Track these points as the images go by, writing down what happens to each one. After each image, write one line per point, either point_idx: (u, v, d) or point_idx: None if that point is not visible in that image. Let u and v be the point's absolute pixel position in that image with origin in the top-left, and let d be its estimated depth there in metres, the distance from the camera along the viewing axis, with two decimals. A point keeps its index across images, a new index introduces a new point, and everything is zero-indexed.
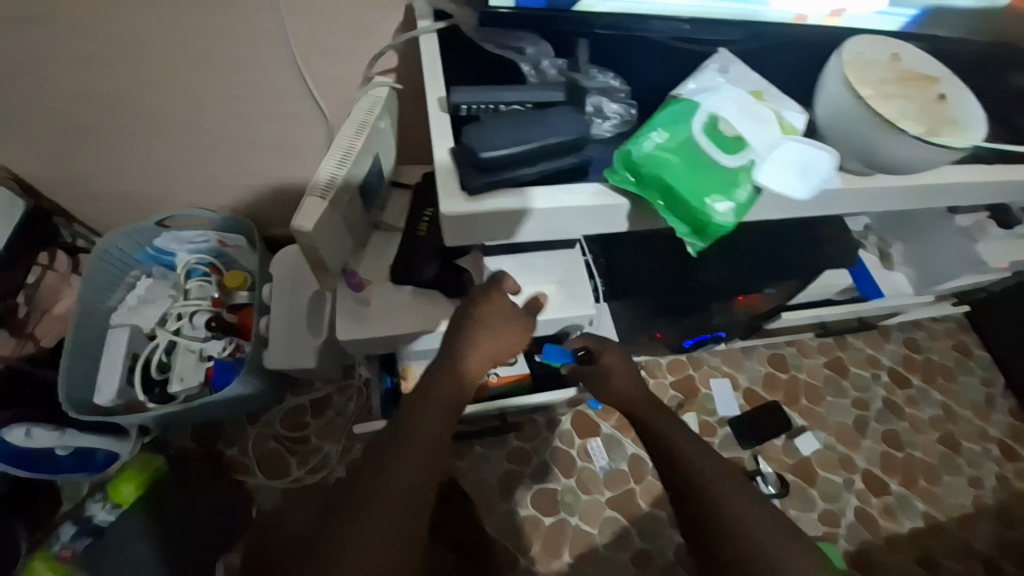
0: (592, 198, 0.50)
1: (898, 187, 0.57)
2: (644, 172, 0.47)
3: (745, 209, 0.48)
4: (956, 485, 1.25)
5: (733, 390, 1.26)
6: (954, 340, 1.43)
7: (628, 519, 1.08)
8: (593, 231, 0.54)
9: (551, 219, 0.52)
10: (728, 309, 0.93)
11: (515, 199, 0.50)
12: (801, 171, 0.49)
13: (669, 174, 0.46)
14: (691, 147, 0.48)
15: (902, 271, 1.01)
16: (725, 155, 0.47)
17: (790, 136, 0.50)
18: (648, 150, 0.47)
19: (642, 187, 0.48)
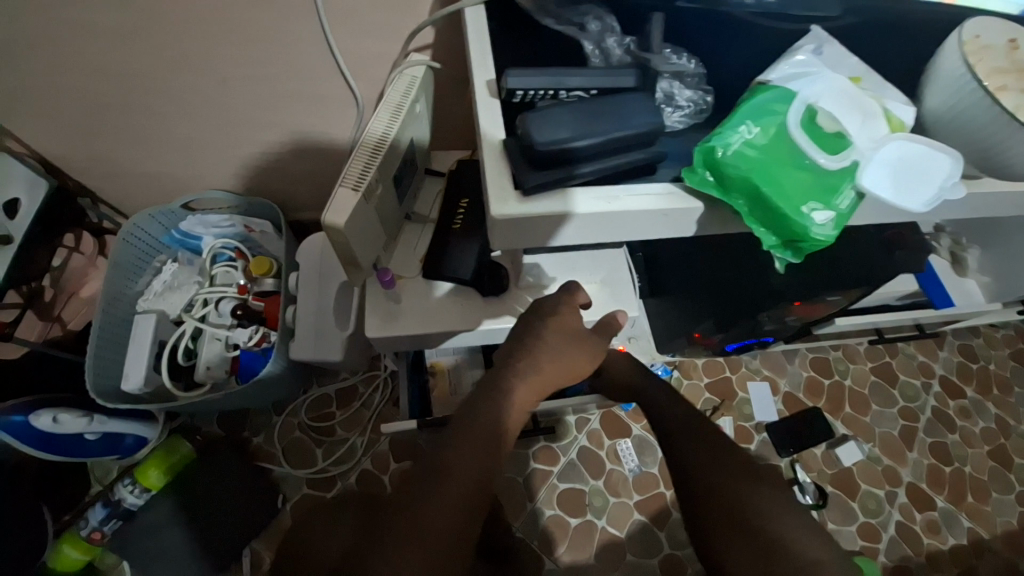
0: (664, 199, 0.44)
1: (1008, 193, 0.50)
2: (730, 174, 0.41)
3: (844, 220, 0.42)
4: (1008, 503, 1.18)
5: (771, 395, 1.20)
6: (1012, 349, 1.34)
7: (657, 523, 1.05)
8: (657, 235, 0.48)
9: (613, 224, 0.46)
10: (780, 315, 0.87)
11: (575, 201, 0.44)
12: (911, 175, 0.42)
13: (762, 178, 0.40)
14: (784, 145, 0.41)
15: (976, 278, 0.93)
16: (828, 156, 0.41)
17: (904, 136, 0.42)
18: (737, 148, 0.40)
19: (725, 191, 0.42)
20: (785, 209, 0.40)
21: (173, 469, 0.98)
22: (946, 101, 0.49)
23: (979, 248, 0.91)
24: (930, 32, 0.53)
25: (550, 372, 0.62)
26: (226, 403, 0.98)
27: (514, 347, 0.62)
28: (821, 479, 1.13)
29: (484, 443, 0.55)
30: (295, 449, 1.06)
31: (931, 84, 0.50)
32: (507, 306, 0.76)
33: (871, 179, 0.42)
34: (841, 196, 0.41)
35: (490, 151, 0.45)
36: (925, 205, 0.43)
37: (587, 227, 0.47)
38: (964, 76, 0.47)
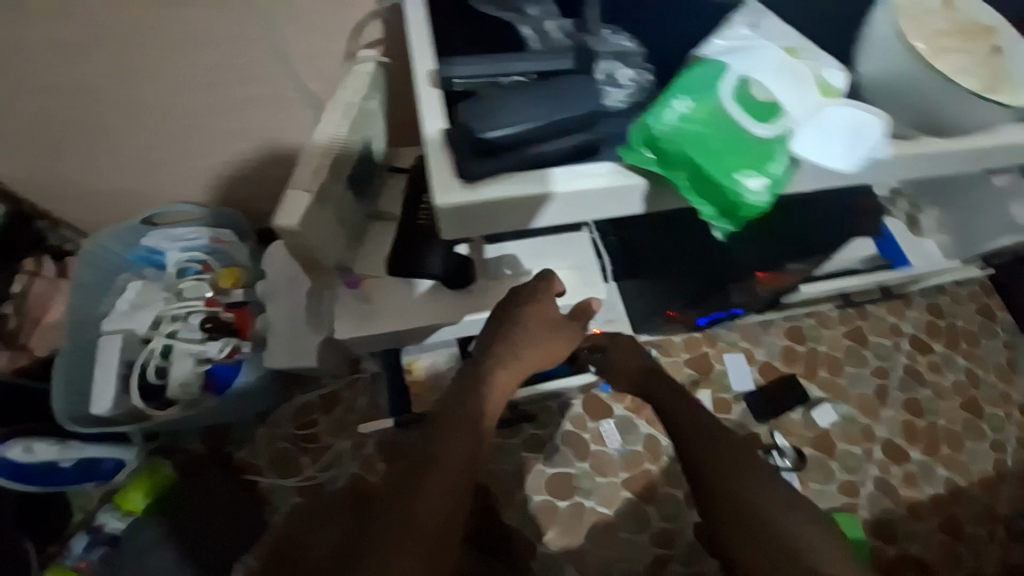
0: (612, 178, 0.44)
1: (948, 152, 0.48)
2: (667, 148, 0.41)
3: (780, 187, 0.42)
4: (980, 451, 1.22)
5: (748, 366, 1.23)
6: (978, 303, 1.38)
7: (646, 499, 1.07)
8: (607, 216, 0.48)
9: (565, 206, 0.46)
10: (748, 286, 0.88)
11: (523, 185, 0.44)
12: (843, 138, 0.43)
13: (697, 150, 0.40)
14: (719, 116, 0.42)
15: (935, 239, 0.95)
16: (760, 125, 0.41)
17: (833, 100, 0.43)
18: (672, 123, 0.41)
19: (663, 166, 0.42)
20: (720, 179, 0.40)
21: (155, 490, 0.96)
22: (880, 64, 0.51)
23: (936, 208, 0.94)
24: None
25: (525, 363, 0.67)
26: (208, 419, 0.97)
27: (500, 337, 0.67)
28: (801, 442, 1.16)
29: (466, 440, 0.58)
30: (282, 458, 1.06)
31: (865, 49, 0.52)
32: (478, 298, 0.77)
33: (804, 145, 0.42)
34: (776, 164, 0.41)
35: (432, 140, 0.45)
36: (857, 165, 0.44)
37: (535, 213, 0.47)
38: (892, 40, 0.49)
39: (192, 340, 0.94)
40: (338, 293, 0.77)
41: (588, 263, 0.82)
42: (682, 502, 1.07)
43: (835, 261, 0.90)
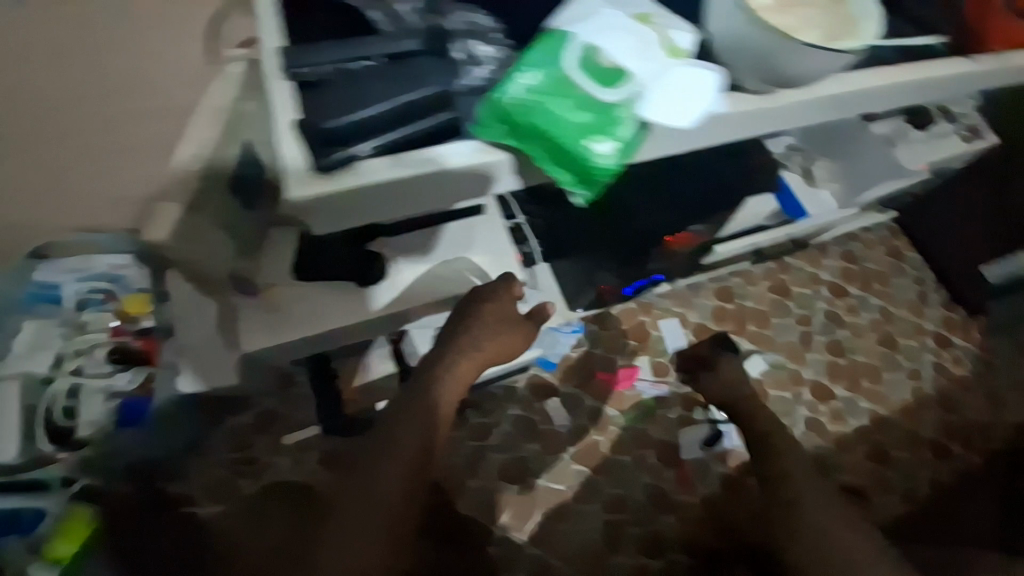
0: (475, 156, 0.44)
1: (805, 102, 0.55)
2: (515, 122, 0.42)
3: (632, 149, 0.43)
4: (898, 380, 1.32)
5: (682, 328, 1.27)
6: (887, 245, 1.48)
7: (595, 469, 1.10)
8: (480, 192, 0.49)
9: (434, 186, 0.45)
10: (661, 252, 0.91)
11: (384, 169, 0.43)
12: (688, 95, 0.43)
13: (542, 121, 0.41)
14: (563, 85, 0.42)
15: (829, 188, 1.00)
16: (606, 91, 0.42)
17: (675, 61, 0.44)
18: (517, 96, 0.42)
19: (516, 140, 0.43)
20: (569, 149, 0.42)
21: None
22: (723, 26, 0.53)
23: (826, 160, 1.01)
24: None
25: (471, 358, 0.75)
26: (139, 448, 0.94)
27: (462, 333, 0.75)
28: None
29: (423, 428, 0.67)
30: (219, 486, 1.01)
31: (711, 10, 0.53)
32: (392, 294, 0.77)
33: (652, 105, 0.43)
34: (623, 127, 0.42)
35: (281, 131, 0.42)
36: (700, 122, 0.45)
37: (406, 198, 0.46)
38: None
39: (99, 374, 0.90)
40: (243, 306, 0.74)
41: (500, 245, 0.84)
42: (631, 468, 1.12)
43: (740, 219, 0.94)
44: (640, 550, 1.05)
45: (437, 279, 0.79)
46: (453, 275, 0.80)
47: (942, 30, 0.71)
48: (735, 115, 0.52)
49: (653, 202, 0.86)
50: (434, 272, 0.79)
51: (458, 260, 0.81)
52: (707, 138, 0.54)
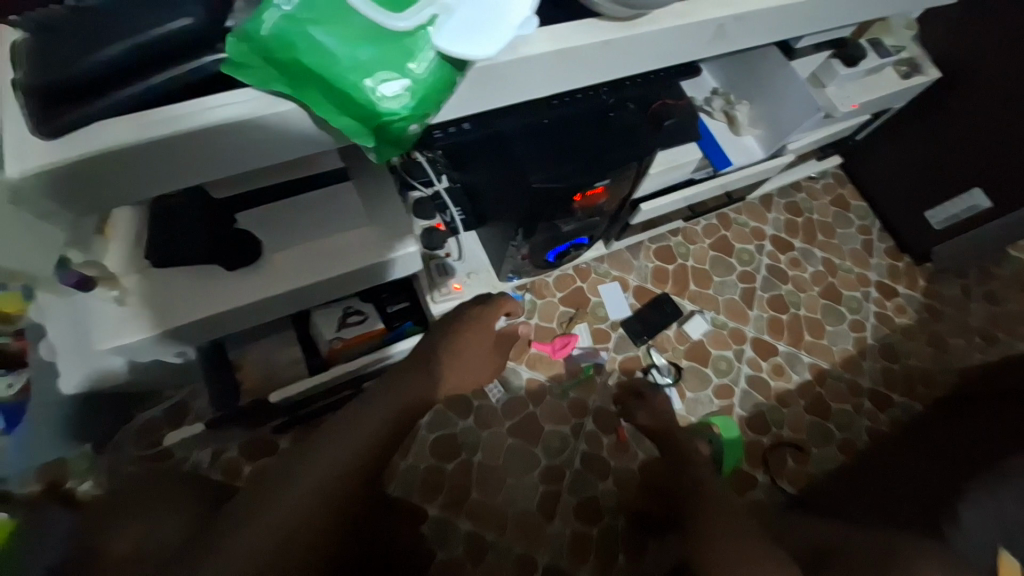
0: (238, 107, 0.39)
1: (658, 33, 0.50)
2: (277, 59, 0.37)
3: (427, 88, 0.39)
4: (842, 332, 1.31)
5: (622, 293, 1.23)
6: (832, 195, 1.45)
7: (533, 442, 1.07)
8: (269, 152, 0.44)
9: (198, 146, 0.40)
10: (575, 214, 0.85)
11: (122, 130, 0.38)
12: (481, 21, 0.39)
13: (305, 56, 0.36)
14: (332, 10, 0.36)
15: (751, 134, 0.96)
16: (386, 15, 0.36)
17: None
18: (273, 26, 0.36)
19: (284, 80, 0.38)
20: (342, 89, 0.37)
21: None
22: None
23: (747, 104, 0.94)
24: None
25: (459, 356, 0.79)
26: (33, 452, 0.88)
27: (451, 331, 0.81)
28: (676, 356, 1.20)
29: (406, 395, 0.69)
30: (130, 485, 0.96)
31: None
32: (264, 275, 0.70)
33: (445, 33, 0.38)
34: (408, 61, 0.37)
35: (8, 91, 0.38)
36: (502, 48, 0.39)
37: (172, 164, 0.41)
38: None
39: None
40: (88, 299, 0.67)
41: (389, 210, 0.76)
42: (569, 438, 1.09)
43: (658, 171, 0.88)
44: (577, 520, 1.04)
45: (313, 252, 0.72)
46: (331, 247, 0.72)
47: None
48: (586, 47, 0.47)
49: (550, 152, 0.75)
50: (308, 247, 0.72)
51: (335, 231, 0.73)
52: (556, 80, 0.50)
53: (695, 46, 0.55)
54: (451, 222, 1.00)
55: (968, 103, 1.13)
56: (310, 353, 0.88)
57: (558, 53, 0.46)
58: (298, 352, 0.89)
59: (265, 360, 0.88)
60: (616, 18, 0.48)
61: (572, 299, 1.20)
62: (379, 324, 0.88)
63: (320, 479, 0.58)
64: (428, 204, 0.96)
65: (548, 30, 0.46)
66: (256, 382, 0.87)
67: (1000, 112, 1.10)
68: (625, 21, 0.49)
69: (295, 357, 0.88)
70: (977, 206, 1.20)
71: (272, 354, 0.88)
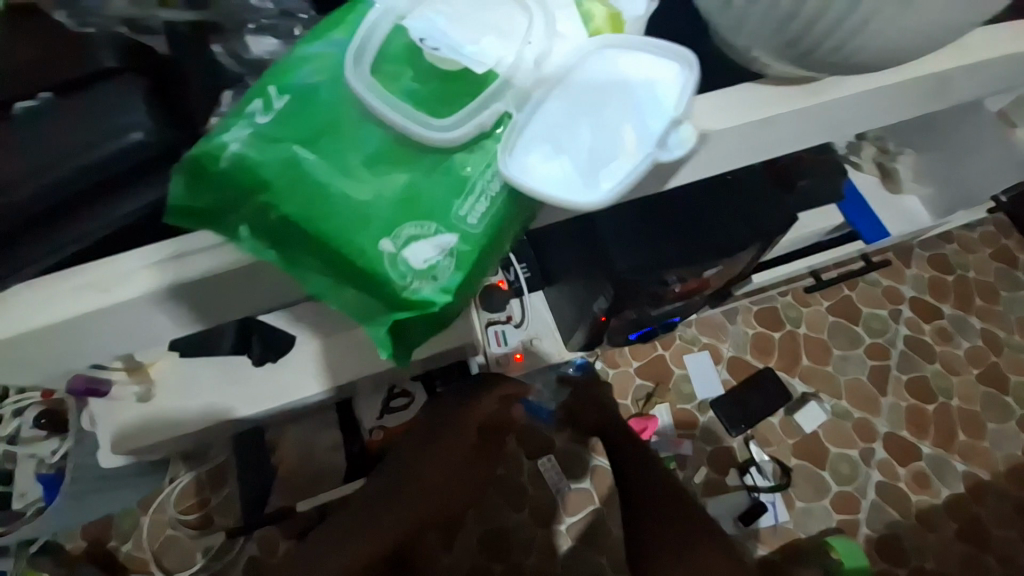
0: (199, 262, 0.27)
1: (853, 99, 0.32)
2: (249, 202, 0.23)
3: (481, 244, 0.24)
4: (1008, 432, 1.01)
5: (714, 366, 1.01)
6: (994, 247, 1.14)
7: (598, 547, 0.91)
8: (245, 306, 0.32)
9: (155, 311, 0.29)
10: (670, 299, 0.67)
11: (54, 300, 0.27)
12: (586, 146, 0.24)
13: (288, 198, 0.23)
14: (342, 131, 0.24)
15: (914, 193, 0.73)
16: (428, 122, 0.23)
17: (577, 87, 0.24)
18: (247, 153, 0.23)
19: (253, 230, 0.24)
20: (344, 251, 0.23)
21: None
22: None
23: (912, 151, 0.71)
24: None
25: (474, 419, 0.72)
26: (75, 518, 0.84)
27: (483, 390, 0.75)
28: (781, 452, 0.97)
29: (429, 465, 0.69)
30: (172, 548, 0.92)
31: None
32: (300, 374, 0.60)
33: (520, 147, 0.24)
34: (456, 204, 0.24)
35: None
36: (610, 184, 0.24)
37: (111, 334, 0.30)
38: None
39: (35, 440, 0.79)
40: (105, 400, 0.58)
41: None
42: None
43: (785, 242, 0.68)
44: None
45: (354, 347, 0.60)
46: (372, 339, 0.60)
47: None
48: (740, 129, 0.30)
49: (645, 234, 0.59)
50: (346, 342, 0.60)
51: None
52: (692, 173, 0.32)
53: (899, 112, 0.36)
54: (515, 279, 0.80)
55: None
56: (351, 439, 0.78)
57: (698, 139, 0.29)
58: (337, 435, 0.79)
59: (303, 441, 0.80)
60: (789, 83, 0.31)
61: (651, 370, 1.01)
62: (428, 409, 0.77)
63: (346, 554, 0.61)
64: None
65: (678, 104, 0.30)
66: (292, 465, 0.80)
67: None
68: (804, 84, 0.32)
69: (334, 441, 0.78)
70: None
71: (312, 436, 0.80)
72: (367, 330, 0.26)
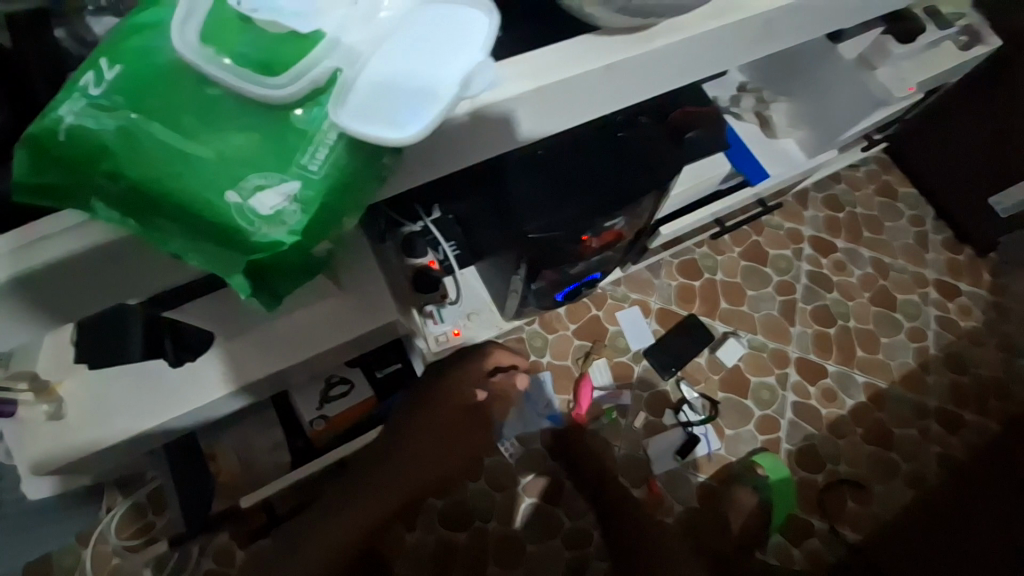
0: (61, 241, 0.27)
1: (683, 42, 0.37)
2: (93, 172, 0.24)
3: (327, 187, 0.26)
4: (900, 344, 1.15)
5: (644, 319, 1.08)
6: (877, 183, 1.28)
7: (553, 501, 0.95)
8: (122, 290, 0.31)
9: (22, 294, 0.28)
10: (585, 256, 0.71)
11: None
12: (403, 89, 0.26)
13: (131, 161, 0.24)
14: (176, 92, 0.25)
15: (790, 137, 0.80)
16: (262, 82, 0.25)
17: (404, 41, 0.26)
18: (87, 124, 0.24)
19: (104, 199, 0.25)
20: (192, 205, 0.25)
21: None
22: None
23: (785, 100, 0.79)
24: None
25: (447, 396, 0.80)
26: (4, 563, 0.78)
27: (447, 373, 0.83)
28: (710, 388, 1.05)
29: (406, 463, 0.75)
30: None
31: None
32: (221, 370, 0.59)
33: (351, 101, 0.26)
34: (299, 153, 0.26)
35: None
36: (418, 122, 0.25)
37: None
38: None
39: None
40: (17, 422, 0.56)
41: (364, 274, 0.63)
42: None
43: (682, 190, 0.74)
44: None
45: (274, 337, 0.60)
46: (296, 326, 0.61)
47: None
48: (585, 76, 0.34)
49: (551, 193, 0.60)
50: (269, 334, 0.60)
51: (294, 310, 0.60)
52: (556, 122, 0.37)
53: (733, 55, 0.41)
54: (445, 257, 0.80)
55: None
56: (294, 435, 0.77)
57: (545, 90, 0.33)
58: (279, 434, 0.77)
59: (242, 445, 0.76)
60: (627, 30, 0.35)
61: (587, 330, 1.06)
62: (369, 395, 0.77)
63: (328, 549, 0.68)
64: (419, 240, 0.74)
65: (518, 61, 0.33)
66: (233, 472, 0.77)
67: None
68: (641, 31, 0.36)
69: (276, 440, 0.77)
70: None
71: (251, 439, 0.77)
72: (236, 285, 0.27)
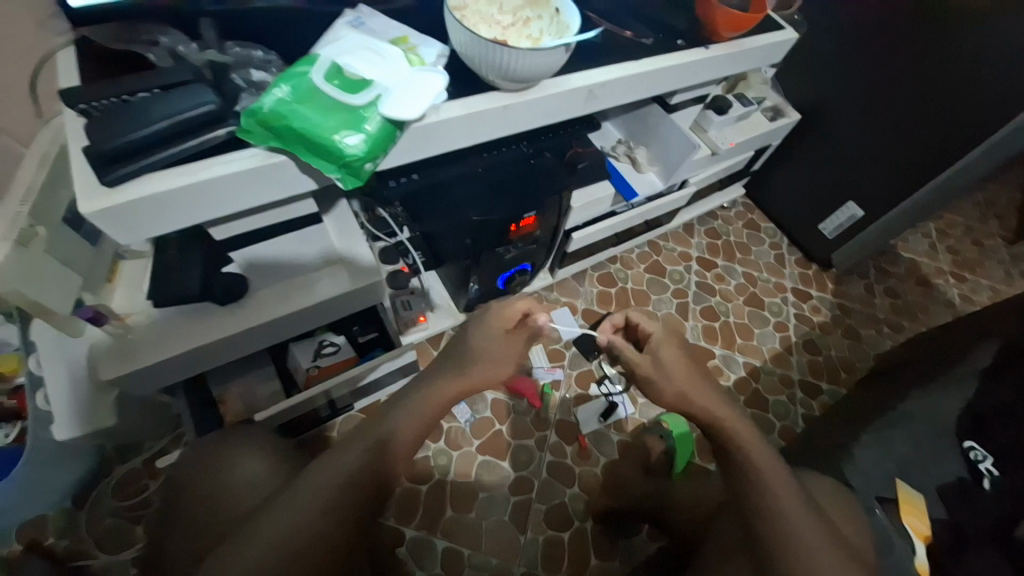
0: (261, 158, 0.57)
1: (545, 96, 0.70)
2: (273, 126, 0.53)
3: (377, 139, 0.56)
4: (769, 333, 1.49)
5: (573, 316, 1.37)
6: (744, 219, 1.70)
7: (501, 457, 1.16)
8: (272, 190, 0.60)
9: (234, 184, 0.56)
10: (513, 243, 1.01)
11: (179, 176, 0.54)
12: (411, 100, 0.57)
13: (291, 120, 0.53)
14: (310, 95, 0.55)
15: (652, 171, 1.18)
16: (349, 95, 0.55)
17: (411, 80, 0.58)
18: (272, 106, 0.53)
19: (278, 141, 0.55)
20: (318, 141, 0.53)
21: None
22: (464, 40, 0.63)
23: (644, 147, 1.17)
24: (470, 15, 0.71)
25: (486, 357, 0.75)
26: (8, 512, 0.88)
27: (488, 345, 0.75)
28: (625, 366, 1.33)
29: (361, 465, 0.60)
30: (107, 539, 0.96)
31: (451, 27, 0.64)
32: (252, 311, 0.81)
33: (389, 103, 0.56)
34: (366, 123, 0.55)
35: (74, 156, 0.51)
36: (418, 113, 0.57)
37: (198, 203, 0.56)
38: (469, 36, 0.62)
39: None
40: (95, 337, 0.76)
41: (355, 252, 0.89)
42: (534, 449, 1.18)
43: (579, 207, 1.07)
44: (549, 526, 1.10)
45: (291, 287, 0.84)
46: (311, 279, 0.85)
47: (679, 28, 0.88)
48: (496, 109, 0.67)
49: (487, 193, 0.91)
50: (295, 285, 0.84)
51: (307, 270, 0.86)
52: (483, 132, 0.70)
53: (577, 106, 0.76)
54: (414, 263, 1.13)
55: (829, 134, 1.39)
56: (290, 384, 0.99)
57: (472, 115, 0.65)
58: (277, 385, 0.98)
59: (245, 396, 0.96)
60: (514, 90, 0.68)
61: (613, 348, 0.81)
62: (352, 354, 1.01)
63: (269, 537, 0.54)
64: (392, 252, 1.12)
65: (458, 101, 0.65)
66: (237, 414, 0.92)
67: (856, 135, 1.34)
68: (522, 91, 0.69)
69: (275, 390, 0.97)
70: (855, 215, 1.44)
71: (252, 390, 0.96)
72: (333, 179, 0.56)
